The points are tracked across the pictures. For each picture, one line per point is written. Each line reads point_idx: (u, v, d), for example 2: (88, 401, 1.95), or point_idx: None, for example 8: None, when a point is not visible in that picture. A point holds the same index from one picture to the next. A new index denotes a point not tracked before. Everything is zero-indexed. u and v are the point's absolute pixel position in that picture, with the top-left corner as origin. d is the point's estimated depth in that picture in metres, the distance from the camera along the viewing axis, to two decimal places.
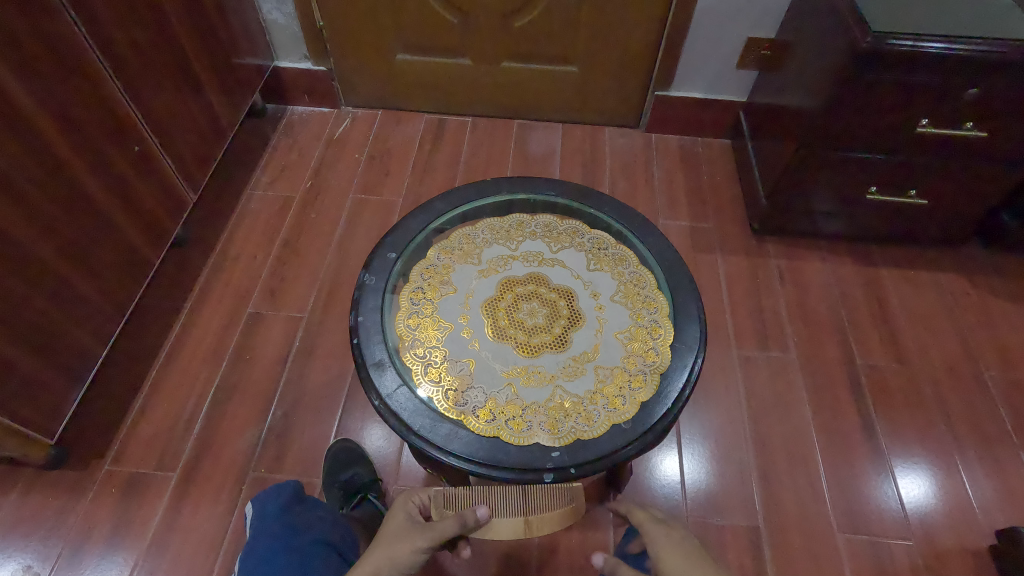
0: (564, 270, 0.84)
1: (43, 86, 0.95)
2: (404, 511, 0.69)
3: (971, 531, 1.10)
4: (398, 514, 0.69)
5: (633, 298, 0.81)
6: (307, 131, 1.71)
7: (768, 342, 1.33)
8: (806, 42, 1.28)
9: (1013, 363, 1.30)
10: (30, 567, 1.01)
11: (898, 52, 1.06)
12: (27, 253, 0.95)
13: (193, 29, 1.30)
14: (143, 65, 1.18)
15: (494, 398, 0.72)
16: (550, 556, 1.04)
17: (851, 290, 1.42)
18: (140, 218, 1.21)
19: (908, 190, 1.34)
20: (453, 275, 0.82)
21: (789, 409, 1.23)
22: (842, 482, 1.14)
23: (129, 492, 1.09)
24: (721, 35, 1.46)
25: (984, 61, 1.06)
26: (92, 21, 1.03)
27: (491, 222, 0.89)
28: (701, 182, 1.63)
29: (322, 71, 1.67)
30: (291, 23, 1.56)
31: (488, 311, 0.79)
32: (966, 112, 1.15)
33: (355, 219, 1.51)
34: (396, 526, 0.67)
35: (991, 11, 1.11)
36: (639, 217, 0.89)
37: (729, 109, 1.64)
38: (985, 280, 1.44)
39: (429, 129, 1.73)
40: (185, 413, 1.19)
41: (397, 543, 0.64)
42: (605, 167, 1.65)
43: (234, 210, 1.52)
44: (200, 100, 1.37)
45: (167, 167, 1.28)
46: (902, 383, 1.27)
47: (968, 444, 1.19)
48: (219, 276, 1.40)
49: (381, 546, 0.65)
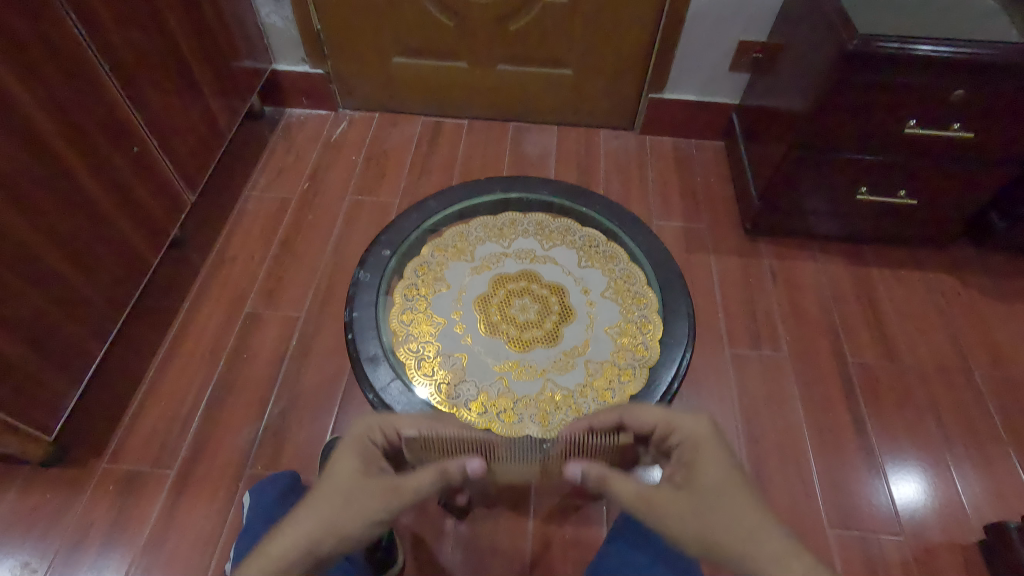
0: (556, 267, 0.85)
1: (43, 86, 0.96)
2: (361, 455, 0.60)
3: (961, 527, 1.11)
4: (354, 458, 0.60)
5: (623, 294, 0.82)
6: (304, 133, 1.73)
7: (761, 341, 1.34)
8: (796, 44, 1.30)
9: (1002, 361, 1.31)
10: (28, 563, 1.02)
11: (886, 53, 1.08)
12: (27, 251, 0.97)
13: (192, 32, 1.32)
14: (142, 66, 1.19)
15: (486, 392, 0.74)
16: (545, 551, 1.05)
17: (843, 289, 1.44)
18: (138, 217, 1.23)
19: (898, 190, 1.36)
20: (446, 272, 0.84)
21: (781, 406, 1.25)
22: (834, 479, 1.16)
23: (127, 489, 1.10)
24: (713, 38, 1.48)
25: (970, 62, 1.08)
26: (92, 23, 1.05)
27: (485, 220, 0.90)
28: (695, 183, 1.65)
29: (320, 74, 1.68)
30: (289, 27, 1.58)
31: (480, 307, 0.81)
32: (953, 114, 1.17)
33: (352, 219, 1.52)
34: (353, 472, 0.58)
35: (976, 15, 1.13)
36: (630, 214, 0.91)
37: (722, 111, 1.66)
38: (974, 280, 1.45)
39: (426, 131, 1.75)
40: (183, 410, 1.20)
41: (349, 495, 0.55)
42: (599, 169, 1.67)
43: (232, 211, 1.54)
44: (198, 101, 1.39)
45: (166, 168, 1.29)
46: (893, 381, 1.29)
47: (957, 441, 1.21)
48: (217, 276, 1.41)
49: (327, 494, 0.55)
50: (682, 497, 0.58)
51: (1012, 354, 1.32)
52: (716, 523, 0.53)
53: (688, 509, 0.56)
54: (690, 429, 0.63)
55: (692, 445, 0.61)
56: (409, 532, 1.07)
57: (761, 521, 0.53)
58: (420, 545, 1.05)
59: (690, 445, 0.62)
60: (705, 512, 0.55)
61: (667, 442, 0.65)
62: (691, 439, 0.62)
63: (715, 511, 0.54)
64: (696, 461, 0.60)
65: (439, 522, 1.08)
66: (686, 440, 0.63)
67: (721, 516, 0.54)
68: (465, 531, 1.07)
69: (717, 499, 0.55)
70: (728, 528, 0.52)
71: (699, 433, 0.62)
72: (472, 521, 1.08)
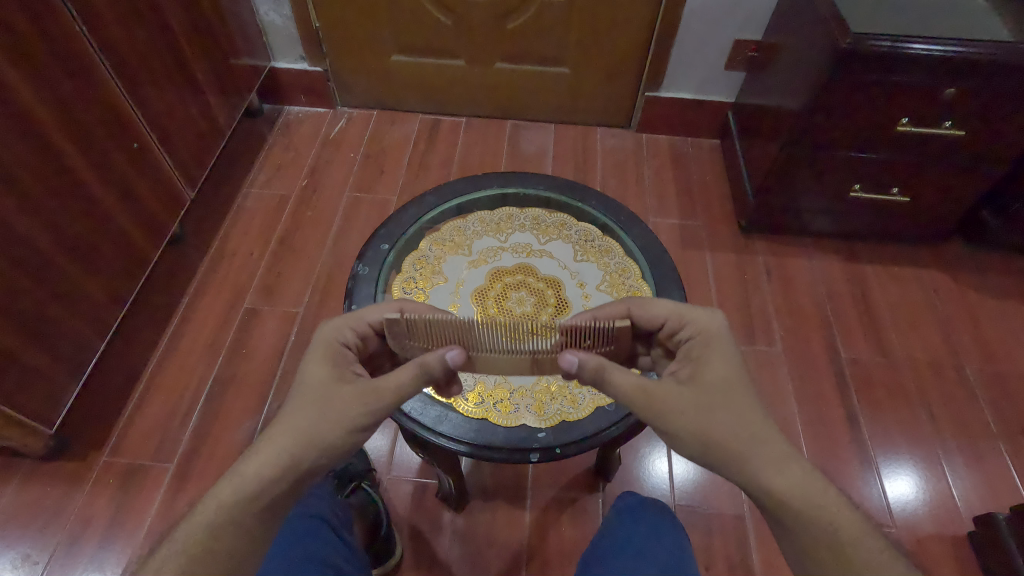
0: (552, 261, 0.86)
1: (44, 82, 0.97)
2: (331, 361, 0.63)
3: (951, 519, 1.12)
4: (325, 364, 0.62)
5: (618, 288, 0.83)
6: (303, 131, 1.74)
7: (755, 336, 1.36)
8: (791, 43, 1.31)
9: (993, 357, 1.33)
10: (28, 556, 1.03)
11: (878, 52, 1.09)
12: (28, 245, 0.97)
13: (191, 30, 1.33)
14: (142, 63, 1.20)
15: (482, 382, 0.72)
16: (541, 542, 1.06)
17: (836, 286, 1.45)
18: (138, 213, 1.23)
19: (891, 188, 1.38)
20: (444, 266, 0.85)
21: (775, 401, 1.26)
22: (827, 472, 1.17)
23: (127, 482, 1.11)
24: (709, 37, 1.49)
25: (961, 61, 1.09)
26: (92, 19, 1.06)
27: (482, 215, 0.91)
28: (691, 181, 1.66)
29: (319, 72, 1.69)
30: (287, 25, 1.59)
31: (478, 300, 0.82)
32: (944, 112, 1.19)
33: (351, 217, 1.53)
34: (325, 378, 0.61)
35: (966, 15, 1.15)
36: (625, 209, 0.91)
37: (718, 109, 1.68)
38: (966, 276, 1.47)
39: (424, 129, 1.76)
40: (182, 404, 1.21)
41: (327, 402, 0.58)
42: (596, 167, 1.68)
43: (231, 208, 1.55)
44: (197, 98, 1.39)
45: (166, 165, 1.30)
46: (885, 377, 1.30)
47: (948, 435, 1.22)
48: (216, 272, 1.42)
49: (305, 403, 0.58)
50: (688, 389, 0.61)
51: (1003, 350, 1.34)
52: (719, 420, 0.58)
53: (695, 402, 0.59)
54: (701, 325, 0.66)
55: (703, 342, 0.65)
56: (408, 524, 1.08)
57: (758, 420, 0.58)
58: (418, 537, 1.07)
59: (700, 341, 0.65)
60: (709, 407, 0.59)
61: (676, 337, 0.68)
62: (702, 338, 0.65)
63: (718, 406, 0.59)
64: (704, 359, 0.63)
65: (437, 514, 1.09)
66: (697, 338, 0.65)
67: (723, 413, 0.58)
68: (463, 524, 1.08)
69: (722, 396, 0.59)
70: (732, 425, 0.57)
71: (710, 331, 0.65)
72: (469, 513, 1.09)
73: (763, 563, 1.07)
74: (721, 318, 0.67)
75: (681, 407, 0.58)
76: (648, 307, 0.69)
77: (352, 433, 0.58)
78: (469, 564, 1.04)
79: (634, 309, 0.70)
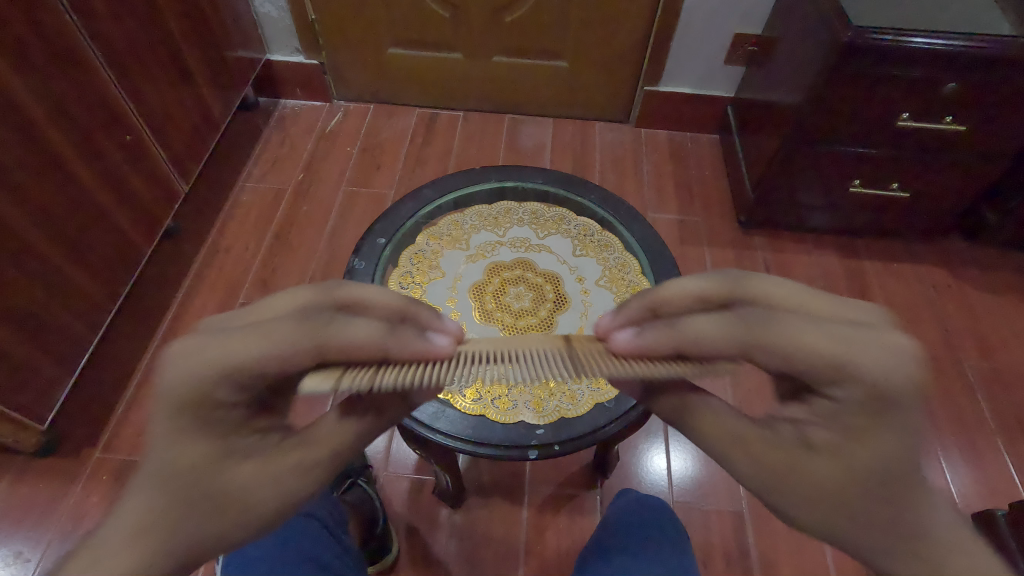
0: (550, 256, 0.85)
1: (35, 73, 0.95)
2: (209, 430, 0.44)
3: None
4: (202, 439, 0.44)
5: (618, 283, 0.82)
6: (299, 124, 1.72)
7: None
8: (792, 37, 1.30)
9: (991, 353, 1.33)
10: (20, 553, 1.02)
11: (881, 45, 1.08)
12: (20, 240, 0.96)
13: (185, 21, 1.31)
14: (136, 55, 1.18)
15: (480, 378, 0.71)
16: (539, 539, 1.06)
17: (835, 282, 1.45)
18: (132, 207, 1.22)
19: (891, 183, 1.37)
20: (441, 261, 0.84)
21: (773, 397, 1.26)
22: None
23: (121, 479, 1.10)
24: (709, 31, 1.48)
25: (963, 56, 1.08)
26: (85, 10, 1.04)
27: (480, 209, 0.90)
28: (690, 176, 1.65)
29: (315, 65, 1.67)
30: (283, 17, 1.57)
31: (476, 295, 0.80)
32: (946, 107, 1.18)
33: (347, 211, 1.52)
34: (209, 450, 0.44)
35: (969, 9, 1.14)
36: (624, 204, 0.89)
37: (717, 104, 1.67)
38: (965, 272, 1.47)
39: (421, 123, 1.75)
40: None
41: (231, 480, 0.45)
42: (594, 161, 1.67)
43: (227, 201, 1.53)
44: (192, 91, 1.37)
45: (160, 158, 1.28)
46: None
47: (947, 432, 1.22)
48: (211, 267, 1.40)
49: (188, 497, 0.44)
50: (822, 468, 0.45)
51: (1001, 346, 1.34)
52: (868, 517, 0.44)
53: (824, 494, 0.45)
54: (866, 385, 0.42)
55: (865, 413, 0.43)
56: (404, 521, 1.07)
57: (926, 514, 0.43)
58: (415, 534, 1.06)
59: (865, 407, 0.43)
60: (849, 500, 0.44)
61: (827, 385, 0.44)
62: (861, 407, 0.43)
63: (873, 498, 0.43)
64: (859, 437, 0.43)
65: (434, 511, 1.08)
66: (852, 404, 0.43)
67: (873, 510, 0.43)
68: (460, 520, 1.07)
69: (873, 488, 0.43)
70: (880, 525, 0.44)
71: (879, 393, 0.42)
72: (466, 510, 1.08)
73: (761, 560, 1.06)
74: (906, 353, 0.42)
75: (814, 505, 0.45)
76: (758, 295, 0.49)
77: (274, 507, 0.47)
78: (466, 561, 1.03)
79: (752, 350, 0.46)
